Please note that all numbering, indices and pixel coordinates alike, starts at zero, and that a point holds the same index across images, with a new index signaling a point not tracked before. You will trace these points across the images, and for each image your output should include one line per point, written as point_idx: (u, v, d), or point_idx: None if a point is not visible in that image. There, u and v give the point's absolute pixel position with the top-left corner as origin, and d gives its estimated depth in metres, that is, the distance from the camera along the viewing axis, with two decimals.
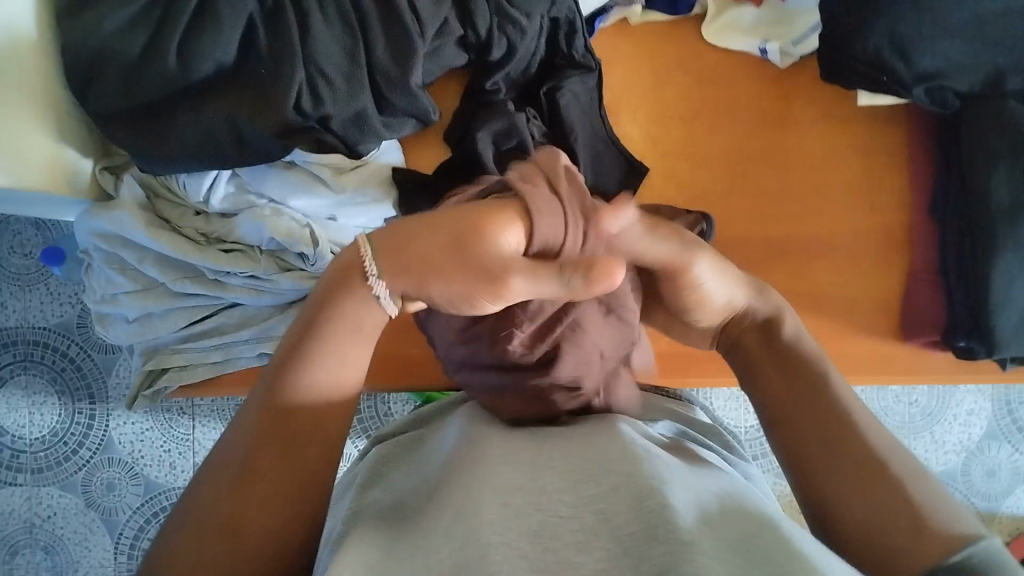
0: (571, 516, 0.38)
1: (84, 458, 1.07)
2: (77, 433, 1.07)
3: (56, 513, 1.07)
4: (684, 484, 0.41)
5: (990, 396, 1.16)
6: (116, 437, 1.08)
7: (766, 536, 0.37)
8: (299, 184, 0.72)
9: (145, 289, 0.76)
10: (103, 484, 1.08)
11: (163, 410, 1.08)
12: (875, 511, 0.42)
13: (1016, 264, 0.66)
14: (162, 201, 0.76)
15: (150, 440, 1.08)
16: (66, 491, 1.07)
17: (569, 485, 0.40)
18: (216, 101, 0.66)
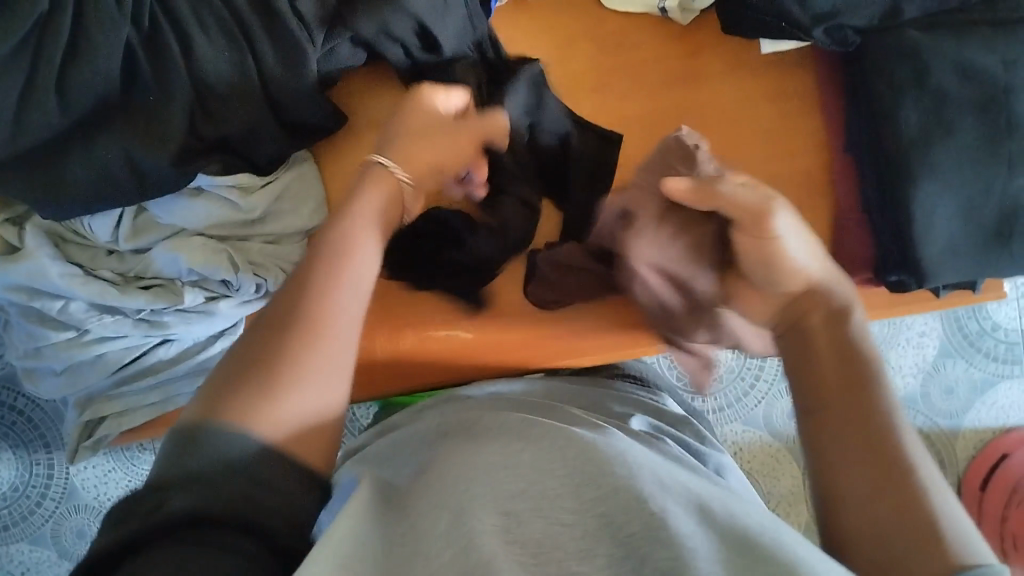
0: (574, 523, 0.40)
1: (49, 509, 1.04)
2: (39, 484, 1.04)
3: (30, 567, 1.04)
4: (679, 489, 0.44)
5: (939, 315, 1.18)
6: (78, 483, 1.04)
7: (760, 543, 0.39)
8: (209, 209, 0.69)
9: (66, 340, 0.72)
10: (74, 531, 1.04)
11: (122, 450, 1.04)
12: (890, 508, 0.43)
13: (935, 192, 0.67)
14: (71, 245, 0.72)
15: (114, 481, 1.04)
16: (36, 544, 1.04)
17: (568, 489, 0.42)
18: (109, 135, 0.63)
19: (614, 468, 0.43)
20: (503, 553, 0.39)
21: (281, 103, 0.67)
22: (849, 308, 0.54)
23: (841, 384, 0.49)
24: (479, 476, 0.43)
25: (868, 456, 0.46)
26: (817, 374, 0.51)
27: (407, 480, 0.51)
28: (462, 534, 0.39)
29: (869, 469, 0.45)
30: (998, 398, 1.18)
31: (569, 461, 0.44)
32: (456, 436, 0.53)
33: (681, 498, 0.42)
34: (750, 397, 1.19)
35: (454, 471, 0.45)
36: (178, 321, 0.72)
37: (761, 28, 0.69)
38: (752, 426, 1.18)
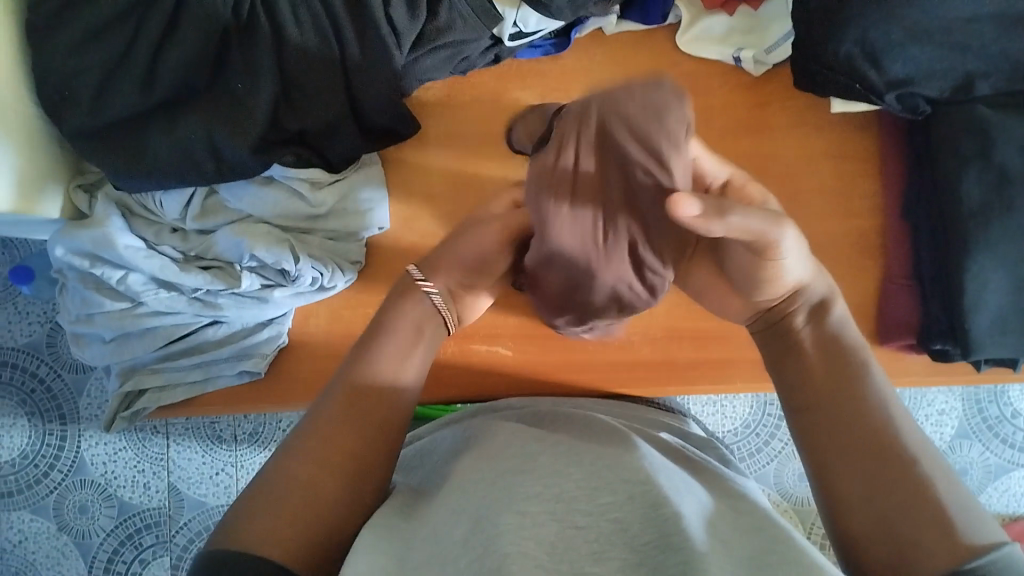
0: (587, 526, 0.42)
1: (55, 480, 1.06)
2: (48, 455, 1.06)
3: (27, 537, 1.06)
4: (694, 501, 0.46)
5: (960, 396, 1.18)
6: (87, 458, 1.07)
7: (780, 549, 0.42)
8: (277, 199, 0.71)
9: (119, 310, 0.74)
10: (76, 506, 1.06)
11: (137, 430, 1.07)
12: (897, 507, 0.43)
13: (989, 266, 0.67)
14: (138, 218, 0.74)
15: (123, 460, 1.07)
16: (38, 515, 1.06)
17: (588, 492, 0.45)
18: (192, 116, 0.65)
19: (631, 477, 0.46)
20: (529, 553, 0.40)
21: (361, 104, 0.69)
22: (830, 299, 0.52)
23: (836, 380, 0.49)
24: (509, 485, 0.46)
25: (868, 459, 0.45)
26: (805, 373, 0.50)
27: (437, 478, 0.53)
28: (488, 537, 0.41)
29: (872, 472, 0.45)
30: (1011, 485, 1.18)
31: (583, 467, 0.48)
32: (482, 436, 0.56)
33: (694, 507, 0.45)
34: (762, 454, 1.19)
35: (478, 476, 0.48)
36: (231, 304, 0.74)
37: (835, 87, 0.70)
38: (761, 483, 1.18)
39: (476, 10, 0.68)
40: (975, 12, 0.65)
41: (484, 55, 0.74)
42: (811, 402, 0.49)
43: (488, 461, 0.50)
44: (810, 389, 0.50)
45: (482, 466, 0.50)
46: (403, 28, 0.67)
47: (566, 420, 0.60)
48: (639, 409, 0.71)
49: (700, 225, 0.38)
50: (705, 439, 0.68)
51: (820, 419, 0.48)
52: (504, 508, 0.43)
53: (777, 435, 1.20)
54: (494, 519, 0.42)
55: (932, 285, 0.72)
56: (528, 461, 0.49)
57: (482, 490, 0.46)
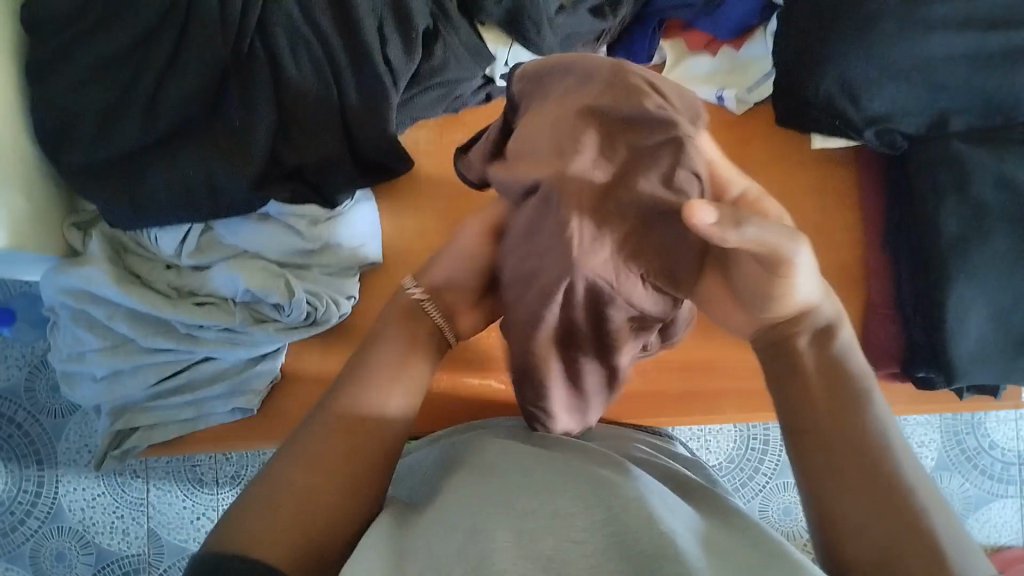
0: (583, 540, 0.44)
1: (32, 527, 1.05)
2: (26, 501, 1.05)
3: None
4: (687, 519, 0.48)
5: (939, 428, 1.20)
6: (65, 504, 1.05)
7: (772, 555, 0.43)
8: (272, 235, 0.72)
9: (111, 346, 0.75)
10: (53, 554, 1.05)
11: (116, 474, 1.07)
12: (891, 525, 0.43)
13: (968, 293, 0.69)
14: (131, 256, 0.75)
15: (101, 506, 1.06)
16: (14, 563, 1.04)
17: (583, 509, 0.46)
18: (190, 153, 0.66)
19: (625, 492, 0.47)
20: (527, 570, 0.40)
21: (356, 141, 0.71)
22: (837, 323, 0.51)
23: (838, 394, 0.49)
24: (507, 500, 0.47)
25: (864, 472, 0.45)
26: (806, 384, 0.50)
27: (431, 493, 0.54)
28: (483, 553, 0.42)
29: (865, 489, 0.45)
30: (990, 515, 1.20)
31: (579, 484, 0.49)
32: (470, 453, 0.57)
33: (688, 526, 0.46)
34: (747, 489, 1.20)
35: (477, 490, 0.49)
36: (224, 340, 0.74)
37: (817, 123, 0.72)
38: (746, 517, 1.19)
39: (470, 49, 0.70)
40: (948, 52, 0.68)
41: (476, 93, 0.76)
42: (805, 414, 0.49)
43: (491, 475, 0.51)
44: (809, 400, 0.49)
45: (483, 482, 0.51)
46: (398, 66, 0.68)
47: (550, 438, 0.61)
48: (623, 428, 0.73)
49: (717, 234, 0.38)
50: (692, 459, 0.70)
51: (816, 431, 0.48)
52: (500, 525, 0.45)
53: (760, 469, 1.21)
54: (490, 536, 0.43)
55: (913, 314, 0.73)
56: (528, 484, 0.49)
57: (487, 506, 0.47)
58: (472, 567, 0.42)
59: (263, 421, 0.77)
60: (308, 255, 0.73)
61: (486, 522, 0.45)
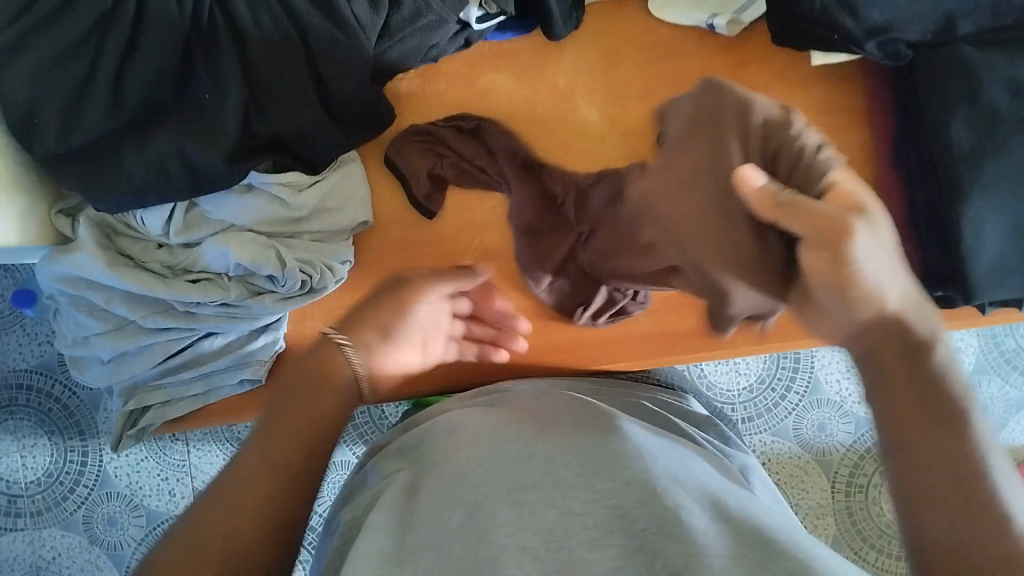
0: (586, 512, 0.42)
1: (81, 495, 1.06)
2: (72, 471, 1.06)
3: (60, 553, 1.06)
4: (693, 487, 0.45)
5: (975, 332, 1.17)
6: (111, 471, 1.06)
7: (778, 542, 0.40)
8: (256, 209, 0.71)
9: (115, 329, 0.74)
10: (104, 519, 1.06)
11: (155, 438, 1.07)
12: (953, 505, 0.39)
13: (987, 207, 0.65)
14: (123, 237, 0.74)
15: (146, 469, 1.07)
16: (69, 531, 1.06)
17: (584, 479, 0.44)
18: (162, 131, 0.65)
19: (628, 463, 0.45)
20: (523, 547, 0.40)
21: (330, 90, 0.68)
22: (932, 341, 0.44)
23: (927, 424, 0.42)
24: (506, 472, 0.46)
25: (941, 471, 0.40)
26: (892, 404, 0.43)
27: (427, 464, 0.53)
28: (479, 532, 0.41)
29: (936, 459, 0.41)
30: None
31: (581, 452, 0.47)
32: (455, 437, 0.55)
33: (692, 495, 0.44)
34: (782, 410, 1.19)
35: (476, 463, 0.48)
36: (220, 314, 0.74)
37: (815, 39, 0.68)
38: (780, 438, 1.18)
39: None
40: None
41: (454, 39, 0.73)
42: (902, 429, 0.43)
43: (491, 444, 0.50)
44: (897, 406, 0.43)
45: (473, 455, 0.50)
46: (366, 21, 0.66)
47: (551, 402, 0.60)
48: (642, 388, 0.72)
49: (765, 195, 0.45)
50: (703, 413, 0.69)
51: (907, 443, 0.42)
52: (502, 497, 0.43)
53: (792, 388, 1.19)
54: (492, 511, 0.42)
55: (930, 236, 0.70)
56: (536, 449, 0.48)
57: (477, 484, 0.46)
58: (470, 541, 0.41)
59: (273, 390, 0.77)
60: (297, 224, 0.73)
61: (489, 493, 0.44)
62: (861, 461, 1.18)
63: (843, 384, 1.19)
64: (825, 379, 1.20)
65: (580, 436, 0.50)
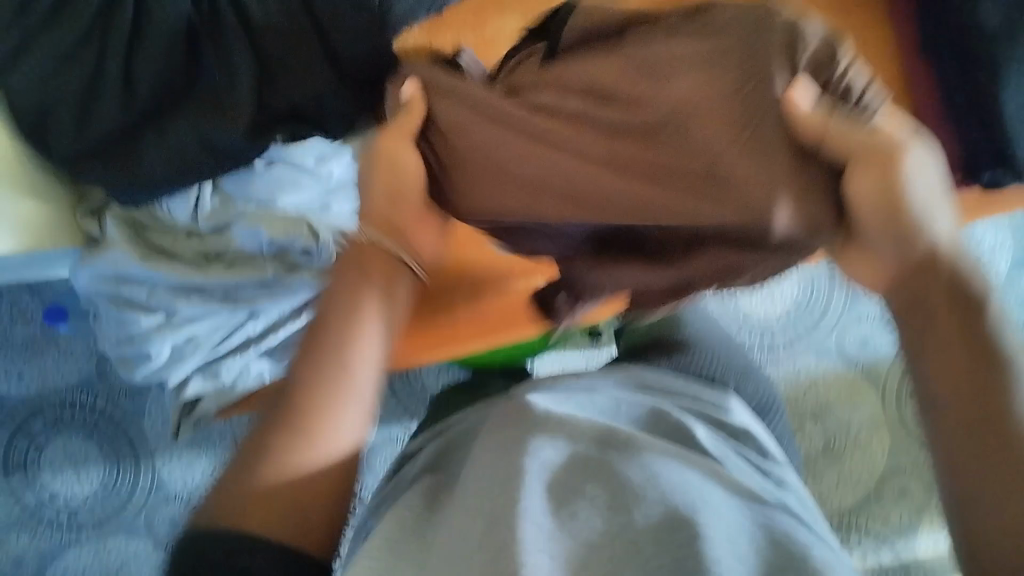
0: (610, 555, 0.41)
1: (140, 502, 1.07)
2: (128, 481, 1.07)
3: (126, 561, 1.08)
4: (717, 517, 0.44)
5: (1011, 228, 1.14)
6: (166, 475, 1.08)
7: None
8: (280, 183, 0.71)
9: (158, 324, 0.74)
10: (166, 522, 1.08)
11: (205, 439, 1.07)
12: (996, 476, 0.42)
13: None
14: (154, 230, 0.74)
15: (200, 470, 1.07)
16: (132, 538, 1.08)
17: (606, 519, 0.43)
18: (178, 119, 0.65)
19: (649, 501, 0.43)
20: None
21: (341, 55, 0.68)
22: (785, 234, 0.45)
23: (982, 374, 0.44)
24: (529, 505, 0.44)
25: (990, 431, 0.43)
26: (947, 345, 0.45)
27: (452, 467, 0.51)
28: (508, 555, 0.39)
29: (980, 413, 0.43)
30: None
31: (601, 484, 0.45)
32: (487, 430, 0.53)
33: (717, 528, 0.42)
34: (824, 327, 1.16)
35: (497, 496, 0.46)
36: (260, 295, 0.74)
37: None
38: (824, 356, 1.16)
39: None
40: None
41: None
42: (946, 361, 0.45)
43: (512, 463, 0.48)
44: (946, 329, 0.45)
45: (500, 457, 0.48)
46: None
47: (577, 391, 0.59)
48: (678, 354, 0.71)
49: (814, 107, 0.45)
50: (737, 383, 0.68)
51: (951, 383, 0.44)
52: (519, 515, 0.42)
53: (831, 304, 1.16)
54: (514, 544, 0.41)
55: (969, 120, 0.67)
56: (556, 479, 0.46)
57: (496, 499, 0.44)
58: (504, 562, 0.39)
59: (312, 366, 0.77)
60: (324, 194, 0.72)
61: (507, 521, 0.42)
62: None
63: None
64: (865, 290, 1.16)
65: (599, 461, 0.48)
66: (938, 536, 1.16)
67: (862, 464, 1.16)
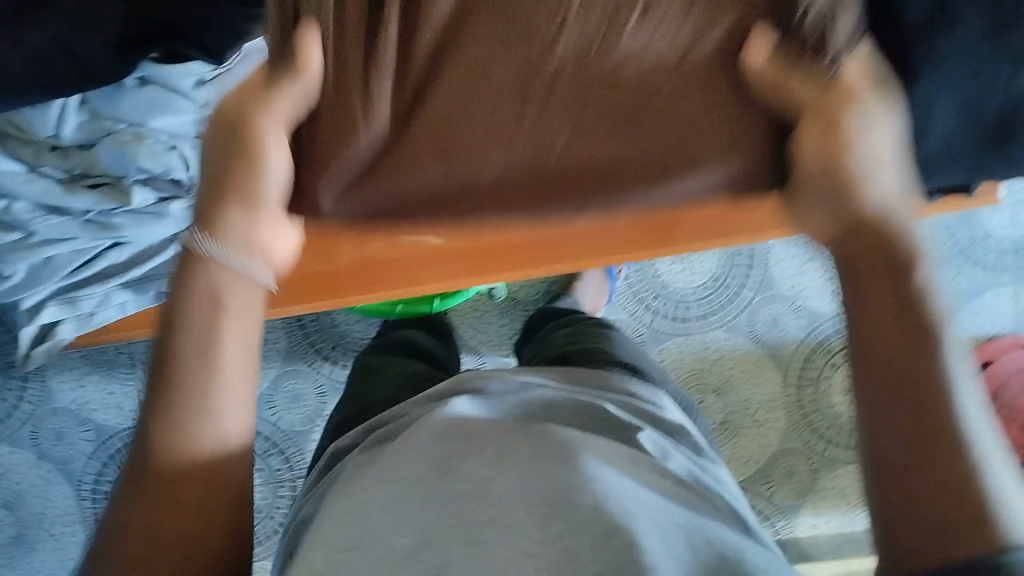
0: (535, 551, 0.38)
1: (27, 411, 1.07)
2: (18, 388, 1.07)
3: (11, 469, 1.08)
4: (665, 524, 0.40)
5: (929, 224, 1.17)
6: (55, 386, 1.07)
7: None
8: (151, 103, 0.65)
9: (13, 242, 0.69)
10: (53, 433, 1.07)
11: (96, 354, 1.07)
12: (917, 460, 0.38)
13: (943, 87, 0.61)
14: (12, 139, 0.67)
15: (89, 384, 1.07)
16: (18, 447, 1.08)
17: (537, 520, 0.39)
18: (36, 23, 0.58)
19: (580, 499, 0.39)
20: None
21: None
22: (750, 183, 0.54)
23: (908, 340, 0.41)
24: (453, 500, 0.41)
25: (915, 413, 0.39)
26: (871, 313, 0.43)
27: (358, 466, 0.47)
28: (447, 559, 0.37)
29: (893, 378, 0.41)
30: (986, 306, 1.19)
31: (528, 480, 0.41)
32: (410, 428, 0.49)
33: (655, 530, 0.39)
34: (736, 307, 1.17)
35: (420, 486, 0.42)
36: (128, 224, 0.68)
37: None
38: (734, 335, 1.17)
39: None
40: None
41: None
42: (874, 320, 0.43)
43: (443, 457, 0.44)
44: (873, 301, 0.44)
45: (416, 457, 0.44)
46: None
47: (501, 395, 0.56)
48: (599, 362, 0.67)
49: None
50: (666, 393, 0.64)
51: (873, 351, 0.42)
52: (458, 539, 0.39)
53: (747, 284, 1.17)
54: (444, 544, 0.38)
55: None
56: (482, 469, 0.43)
57: (425, 501, 0.41)
58: None
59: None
60: (199, 118, 0.67)
61: (438, 527, 0.39)
62: (813, 354, 1.17)
63: (798, 278, 1.17)
64: (779, 274, 1.17)
65: (525, 449, 0.44)
66: (823, 517, 1.18)
67: (754, 443, 1.18)
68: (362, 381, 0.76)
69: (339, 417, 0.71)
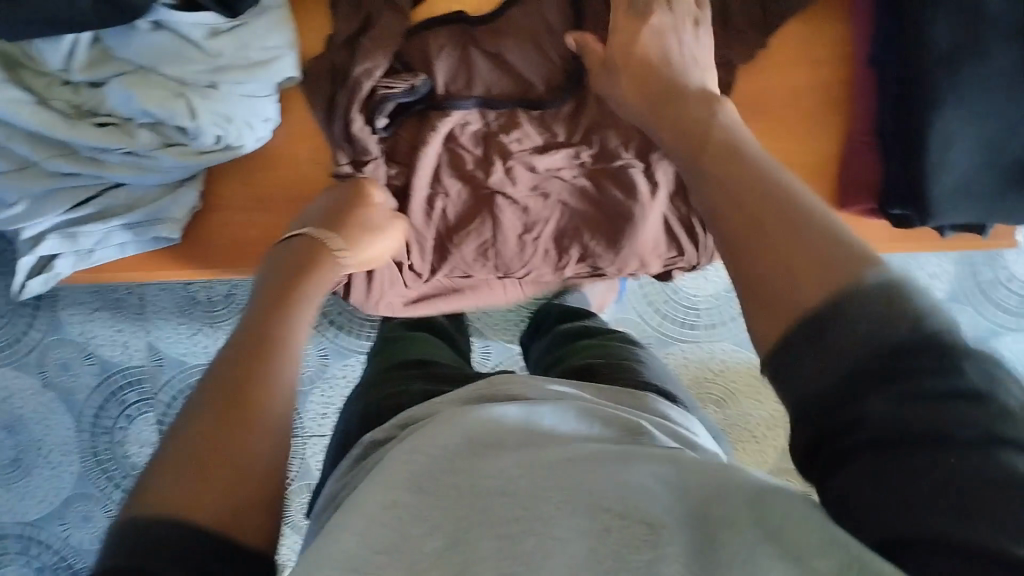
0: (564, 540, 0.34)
1: (35, 338, 1.07)
2: (26, 314, 1.07)
3: (14, 393, 1.08)
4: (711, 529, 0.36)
5: (953, 258, 1.14)
6: (65, 316, 1.07)
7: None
8: (169, 46, 0.65)
9: (19, 168, 0.69)
10: (58, 363, 1.08)
11: (110, 288, 1.07)
12: None
13: (960, 119, 0.60)
14: (26, 69, 0.67)
15: (100, 317, 1.07)
16: (22, 372, 1.07)
17: (568, 509, 0.35)
18: None
19: (609, 495, 0.35)
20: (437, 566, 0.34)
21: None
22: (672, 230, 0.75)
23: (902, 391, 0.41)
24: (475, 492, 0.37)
25: None
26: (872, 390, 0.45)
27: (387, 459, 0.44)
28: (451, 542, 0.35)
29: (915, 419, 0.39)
30: (1000, 348, 1.17)
31: (561, 473, 0.37)
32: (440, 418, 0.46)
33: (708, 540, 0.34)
34: (747, 319, 1.16)
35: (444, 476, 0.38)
36: (129, 165, 0.69)
37: None
38: (741, 347, 1.16)
39: None
40: None
41: None
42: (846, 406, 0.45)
43: (470, 448, 0.40)
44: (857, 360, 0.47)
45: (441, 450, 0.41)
46: None
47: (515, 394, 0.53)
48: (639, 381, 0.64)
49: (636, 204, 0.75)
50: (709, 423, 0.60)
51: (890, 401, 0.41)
52: (482, 527, 0.35)
53: None
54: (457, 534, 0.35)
55: (895, 145, 0.64)
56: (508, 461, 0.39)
57: (440, 501, 0.37)
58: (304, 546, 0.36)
59: (201, 253, 0.75)
60: (214, 71, 0.66)
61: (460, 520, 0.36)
62: None
63: None
64: None
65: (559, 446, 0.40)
66: None
67: (753, 457, 1.16)
68: (385, 359, 0.74)
69: (357, 394, 0.69)
